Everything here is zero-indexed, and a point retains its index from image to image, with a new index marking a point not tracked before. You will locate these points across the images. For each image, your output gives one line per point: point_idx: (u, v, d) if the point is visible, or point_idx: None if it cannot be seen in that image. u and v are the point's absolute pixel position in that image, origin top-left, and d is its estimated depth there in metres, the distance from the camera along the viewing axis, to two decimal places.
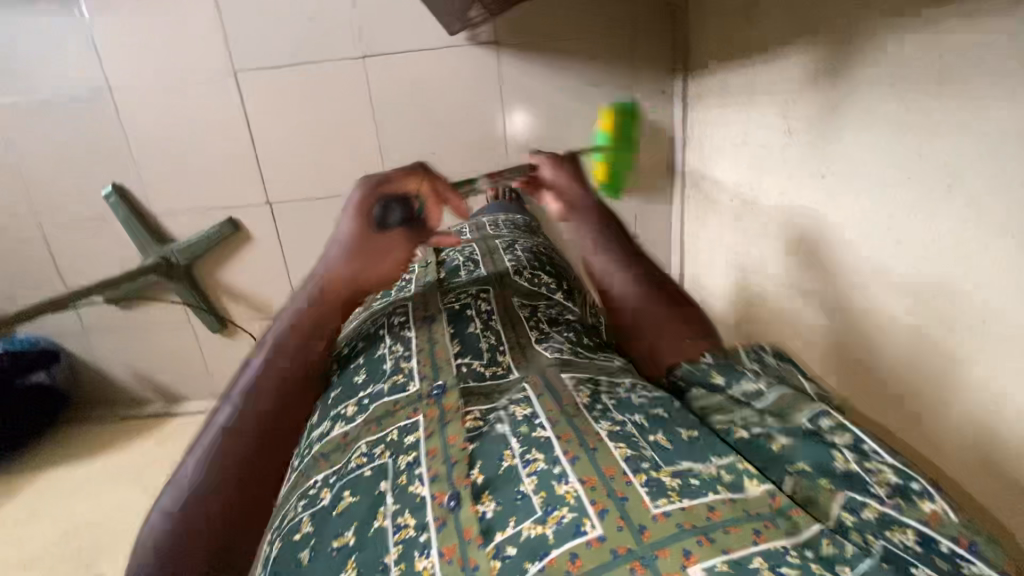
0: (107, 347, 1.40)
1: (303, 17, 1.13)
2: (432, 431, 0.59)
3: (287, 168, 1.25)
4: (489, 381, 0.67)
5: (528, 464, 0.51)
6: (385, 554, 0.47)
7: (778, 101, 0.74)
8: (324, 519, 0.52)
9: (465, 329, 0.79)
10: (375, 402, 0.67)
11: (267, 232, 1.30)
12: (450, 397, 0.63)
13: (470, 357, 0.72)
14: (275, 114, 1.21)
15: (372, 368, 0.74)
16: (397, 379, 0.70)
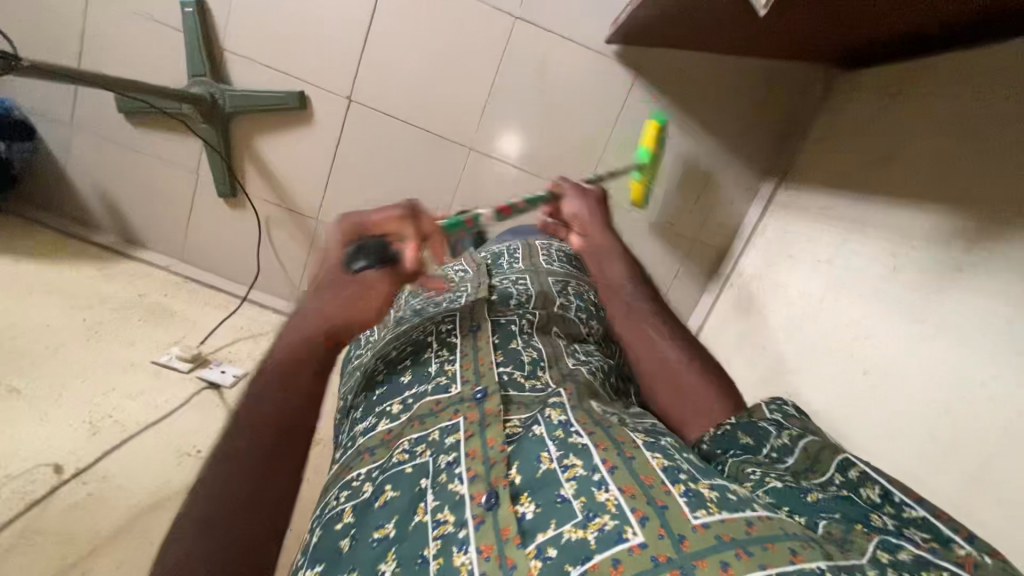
0: (91, 152, 1.22)
1: None
2: (471, 431, 0.56)
3: (385, 76, 1.18)
4: (530, 394, 0.66)
5: (566, 469, 0.51)
6: (424, 548, 0.46)
7: (893, 242, 0.83)
8: (366, 510, 0.50)
9: (508, 341, 0.75)
10: (416, 399, 0.63)
11: (330, 124, 1.21)
12: (491, 397, 0.60)
13: (511, 366, 0.70)
14: (402, 19, 1.15)
15: (416, 370, 0.69)
16: (438, 377, 0.66)
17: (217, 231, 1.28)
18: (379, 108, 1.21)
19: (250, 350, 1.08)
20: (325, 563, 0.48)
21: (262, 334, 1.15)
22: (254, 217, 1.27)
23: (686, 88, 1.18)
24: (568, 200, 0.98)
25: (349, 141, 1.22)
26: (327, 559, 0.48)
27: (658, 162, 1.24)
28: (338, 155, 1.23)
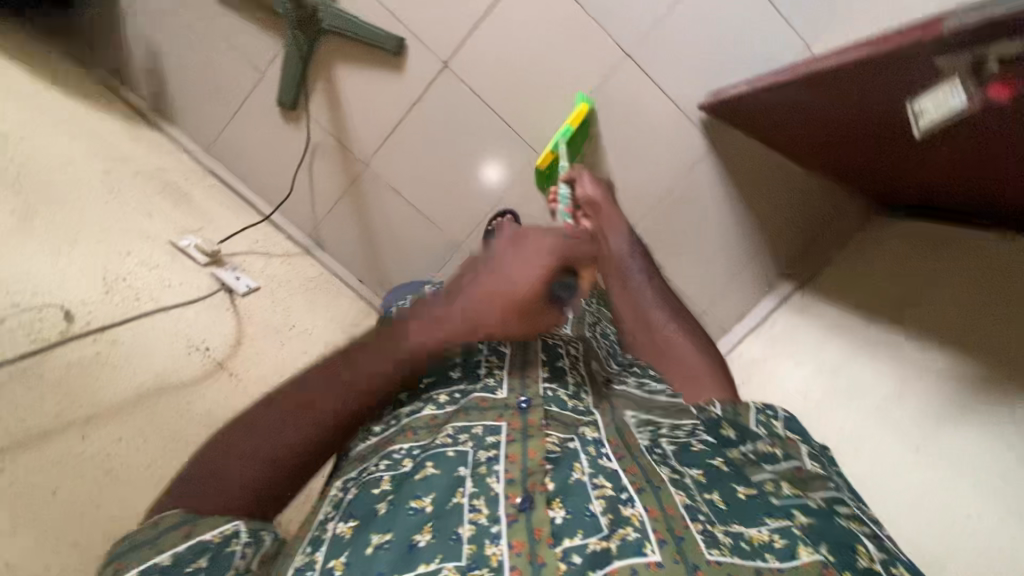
0: (163, 10, 1.15)
1: None
2: (511, 437, 0.55)
3: (488, 57, 1.19)
4: (570, 412, 0.60)
5: (597, 486, 0.50)
6: (460, 526, 0.47)
7: (901, 371, 0.92)
8: (404, 487, 0.51)
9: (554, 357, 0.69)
10: (464, 398, 0.62)
11: (417, 82, 1.20)
12: (535, 411, 0.58)
13: (557, 385, 0.64)
14: (525, 14, 1.16)
15: (466, 370, 0.65)
16: (487, 379, 0.64)
17: (263, 140, 1.23)
18: (471, 84, 1.20)
19: (261, 267, 1.03)
20: (355, 522, 0.49)
21: (275, 256, 1.10)
22: (306, 139, 1.23)
23: (747, 176, 1.27)
24: (579, 182, 0.97)
25: (429, 103, 1.21)
26: (357, 517, 0.49)
27: (698, 231, 1.31)
28: (413, 113, 1.21)
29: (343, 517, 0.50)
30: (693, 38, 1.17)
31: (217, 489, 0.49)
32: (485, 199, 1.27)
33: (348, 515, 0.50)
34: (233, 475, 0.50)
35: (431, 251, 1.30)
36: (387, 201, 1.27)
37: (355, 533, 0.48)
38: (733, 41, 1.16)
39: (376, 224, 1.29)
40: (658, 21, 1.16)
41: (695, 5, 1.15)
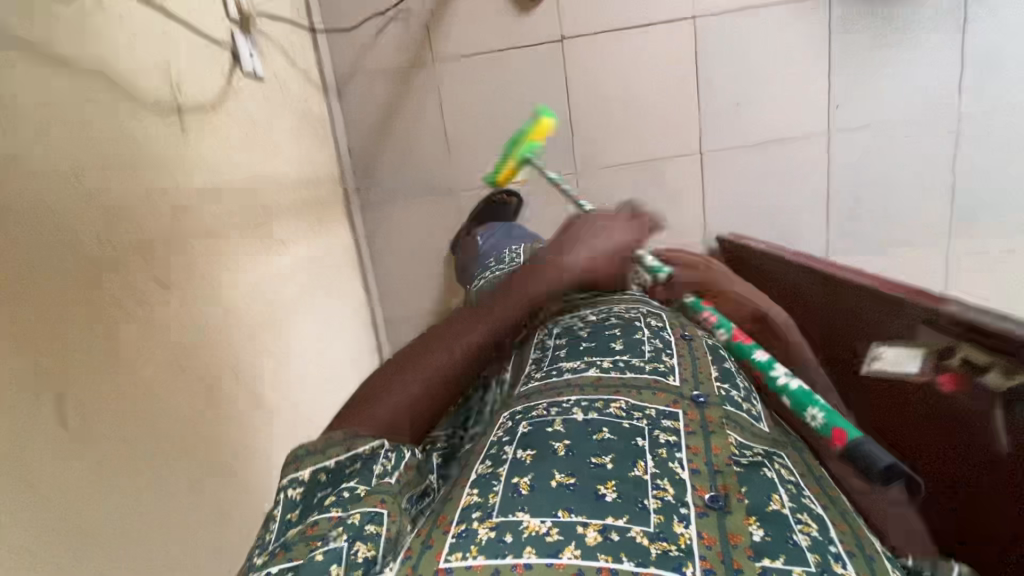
0: None
1: (734, 97, 1.21)
2: (693, 429, 0.53)
3: (596, 64, 1.20)
4: (744, 414, 0.58)
5: (799, 523, 0.44)
6: (643, 498, 0.44)
7: None
8: (585, 443, 0.49)
9: (631, 333, 0.68)
10: (633, 372, 0.60)
11: (528, 35, 1.18)
12: (713, 409, 0.56)
13: (732, 386, 0.61)
14: (649, 57, 1.19)
15: (629, 342, 0.66)
16: (658, 362, 0.63)
17: None
18: (567, 74, 1.20)
19: (274, 67, 0.95)
20: (534, 453, 0.49)
21: (294, 70, 1.03)
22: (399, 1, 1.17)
23: None
24: None
25: (523, 58, 1.19)
26: (536, 449, 0.49)
27: None
28: (504, 54, 1.19)
29: (522, 445, 0.50)
30: (755, 182, 1.24)
31: (362, 415, 0.50)
32: None
33: (525, 445, 0.50)
34: (382, 405, 0.51)
35: (428, 177, 1.24)
36: (425, 107, 1.22)
37: (534, 463, 0.47)
38: (781, 210, 1.25)
39: (400, 118, 1.23)
40: (740, 149, 1.23)
41: (772, 160, 1.23)
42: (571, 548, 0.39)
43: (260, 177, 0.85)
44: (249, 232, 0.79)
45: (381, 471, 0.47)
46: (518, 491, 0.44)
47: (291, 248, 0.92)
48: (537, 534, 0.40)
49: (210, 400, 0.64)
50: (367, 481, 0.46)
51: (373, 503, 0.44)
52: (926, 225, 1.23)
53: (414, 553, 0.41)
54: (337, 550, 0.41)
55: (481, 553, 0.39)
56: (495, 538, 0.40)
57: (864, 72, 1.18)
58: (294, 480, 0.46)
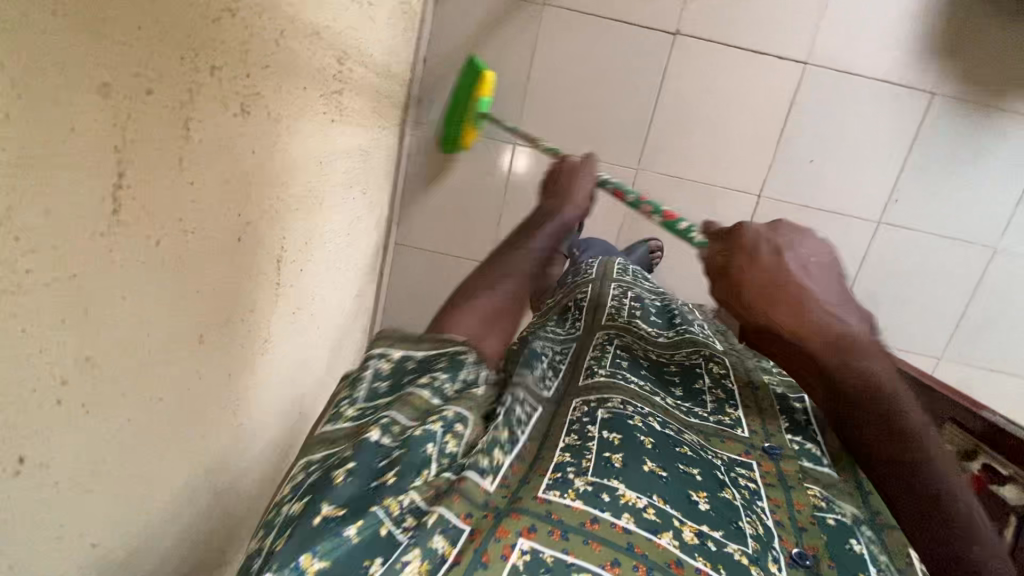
0: None
1: (807, 158, 1.21)
2: (775, 484, 0.58)
3: (696, 73, 1.17)
4: (823, 469, 0.61)
5: None
6: (738, 520, 0.51)
7: None
8: (670, 450, 0.56)
9: (693, 381, 0.75)
10: (698, 419, 0.67)
11: (648, 16, 1.14)
12: (788, 461, 0.61)
13: (801, 438, 0.66)
14: (747, 88, 1.17)
15: (687, 389, 0.74)
16: (721, 415, 0.69)
17: None
18: (665, 70, 1.17)
19: None
20: (622, 437, 0.55)
21: None
22: None
23: None
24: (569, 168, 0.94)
25: (630, 40, 1.15)
26: (620, 431, 0.56)
27: None
28: (613, 28, 1.14)
29: (603, 427, 0.56)
30: None
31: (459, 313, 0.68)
32: (570, 144, 1.21)
33: (609, 428, 0.56)
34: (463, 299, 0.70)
35: (492, 119, 1.20)
36: (519, 47, 1.16)
37: (623, 445, 0.54)
38: None
39: (489, 47, 1.16)
40: (795, 208, 1.24)
41: (819, 228, 1.25)
42: (669, 534, 0.46)
43: (354, 43, 0.77)
44: (327, 95, 0.72)
45: (465, 374, 0.61)
46: (611, 464, 0.52)
47: (354, 131, 0.85)
48: (633, 504, 0.48)
49: (248, 265, 0.60)
50: (450, 378, 0.59)
51: (462, 407, 0.56)
52: (921, 338, 1.30)
53: (514, 481, 0.51)
54: (433, 433, 0.52)
55: (577, 498, 0.47)
56: (592, 491, 0.48)
57: (932, 180, 1.21)
58: (383, 354, 0.64)
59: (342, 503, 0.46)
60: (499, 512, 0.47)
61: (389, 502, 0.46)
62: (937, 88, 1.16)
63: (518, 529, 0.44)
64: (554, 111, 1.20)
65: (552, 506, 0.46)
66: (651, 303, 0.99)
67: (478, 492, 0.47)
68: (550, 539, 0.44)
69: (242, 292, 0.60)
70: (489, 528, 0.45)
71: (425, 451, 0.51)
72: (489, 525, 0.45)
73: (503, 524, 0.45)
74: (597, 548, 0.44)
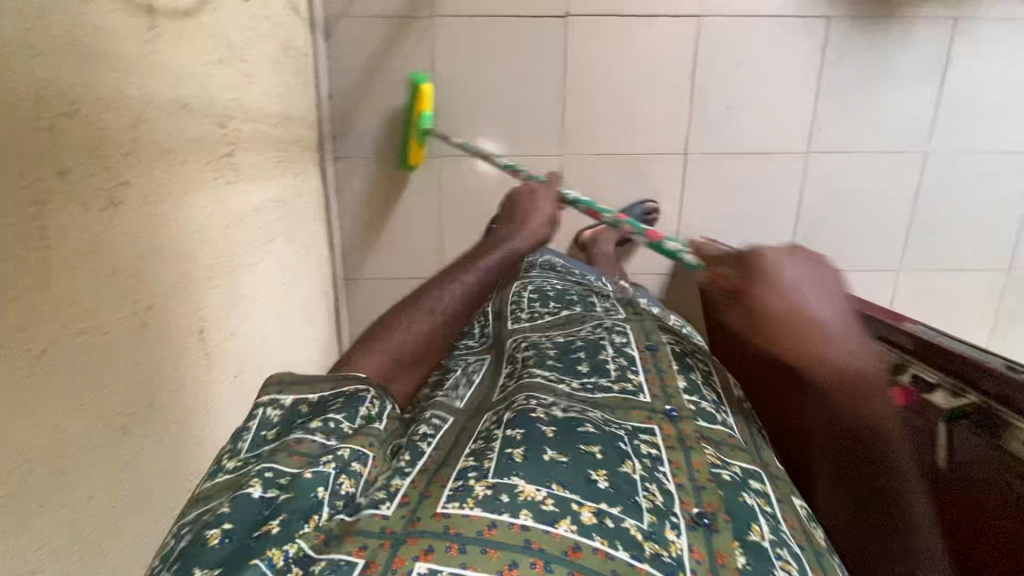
0: None
1: (723, 107, 1.22)
2: (673, 445, 0.75)
3: (597, 49, 1.18)
4: (711, 427, 0.82)
5: (775, 554, 0.64)
6: (631, 492, 0.62)
7: None
8: (568, 440, 0.67)
9: (597, 353, 0.93)
10: (601, 393, 0.84)
11: (535, 5, 1.14)
12: (683, 421, 0.80)
13: (695, 397, 0.86)
14: (650, 52, 1.18)
15: (596, 364, 0.90)
16: (626, 381, 0.87)
17: None
18: (566, 52, 1.17)
19: None
20: (525, 433, 0.66)
21: None
22: None
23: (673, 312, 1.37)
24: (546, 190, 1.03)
25: (526, 31, 1.15)
26: (525, 429, 0.67)
27: None
28: (507, 23, 1.15)
29: (511, 426, 0.68)
30: (733, 191, 1.28)
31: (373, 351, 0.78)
32: (491, 145, 1.22)
33: (516, 426, 0.68)
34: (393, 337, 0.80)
35: (411, 138, 1.21)
36: (418, 64, 1.17)
37: (525, 439, 0.65)
38: (751, 221, 1.30)
39: (388, 71, 1.17)
40: (724, 157, 1.26)
41: (753, 172, 1.27)
42: (565, 521, 0.55)
43: (236, 105, 0.78)
44: (218, 160, 0.73)
45: (363, 412, 0.69)
46: (513, 459, 0.62)
47: (263, 186, 0.86)
48: (533, 497, 0.57)
49: (164, 348, 0.62)
50: (349, 419, 0.68)
51: (360, 448, 0.64)
52: (876, 255, 1.35)
53: (412, 501, 0.59)
54: (325, 475, 0.59)
55: (476, 506, 0.56)
56: (492, 495, 0.57)
57: (850, 100, 1.22)
58: (274, 404, 0.69)
59: (220, 559, 0.51)
60: (399, 538, 0.53)
61: (274, 554, 0.51)
62: (832, 12, 1.17)
63: (415, 554, 0.51)
64: (469, 116, 1.21)
65: (450, 519, 0.54)
66: (556, 285, 1.15)
67: (372, 521, 0.56)
68: (449, 555, 0.51)
69: (164, 374, 0.62)
70: (387, 561, 0.51)
71: (316, 495, 0.57)
72: (387, 555, 0.51)
73: (399, 554, 0.51)
74: (494, 555, 0.51)
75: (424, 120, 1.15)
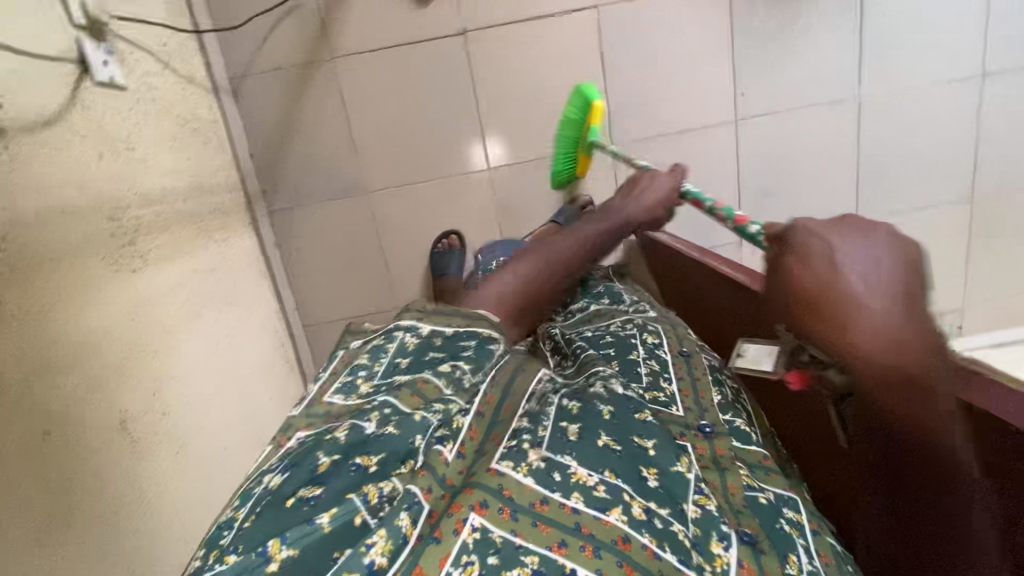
0: None
1: (641, 91, 1.21)
2: (707, 465, 0.57)
3: (501, 57, 1.17)
4: (752, 448, 0.63)
5: None
6: (684, 498, 0.49)
7: None
8: (628, 419, 0.53)
9: (630, 352, 0.75)
10: (635, 399, 0.64)
11: (431, 28, 1.14)
12: (720, 440, 0.62)
13: (734, 415, 0.67)
14: (556, 50, 1.17)
15: (626, 365, 0.72)
16: (658, 391, 0.67)
17: None
18: (472, 66, 1.17)
19: (143, 70, 0.88)
20: (579, 406, 0.54)
21: (172, 72, 0.96)
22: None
23: None
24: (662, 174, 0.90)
25: (426, 52, 1.15)
26: (582, 404, 0.55)
27: None
28: (408, 48, 1.15)
29: (566, 398, 0.56)
30: None
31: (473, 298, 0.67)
32: (417, 171, 1.23)
33: (572, 399, 0.56)
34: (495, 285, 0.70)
35: (336, 178, 1.21)
36: (330, 106, 1.17)
37: (582, 415, 0.53)
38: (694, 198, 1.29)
39: (302, 119, 1.17)
40: (651, 140, 1.25)
41: (683, 151, 1.26)
42: (618, 510, 0.44)
43: (130, 191, 0.80)
44: (117, 250, 0.75)
45: (491, 362, 0.57)
46: (566, 436, 0.50)
47: (176, 262, 0.87)
48: (584, 483, 0.45)
49: (70, 457, 0.63)
50: (472, 372, 0.55)
51: (467, 404, 0.52)
52: (833, 206, 1.32)
53: (467, 453, 0.48)
54: (429, 422, 0.48)
55: (529, 476, 0.45)
56: (544, 469, 0.46)
57: (768, 57, 1.21)
58: (415, 331, 0.60)
59: (322, 484, 0.43)
60: (455, 490, 0.45)
61: (368, 490, 0.43)
62: None
63: (471, 503, 0.42)
64: (389, 147, 1.21)
65: (506, 479, 0.45)
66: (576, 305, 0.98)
67: (439, 464, 0.46)
68: (500, 518, 0.42)
69: (78, 481, 0.64)
70: (445, 508, 0.43)
71: (413, 442, 0.47)
72: (444, 504, 0.43)
73: (456, 501, 0.43)
74: (545, 529, 0.41)
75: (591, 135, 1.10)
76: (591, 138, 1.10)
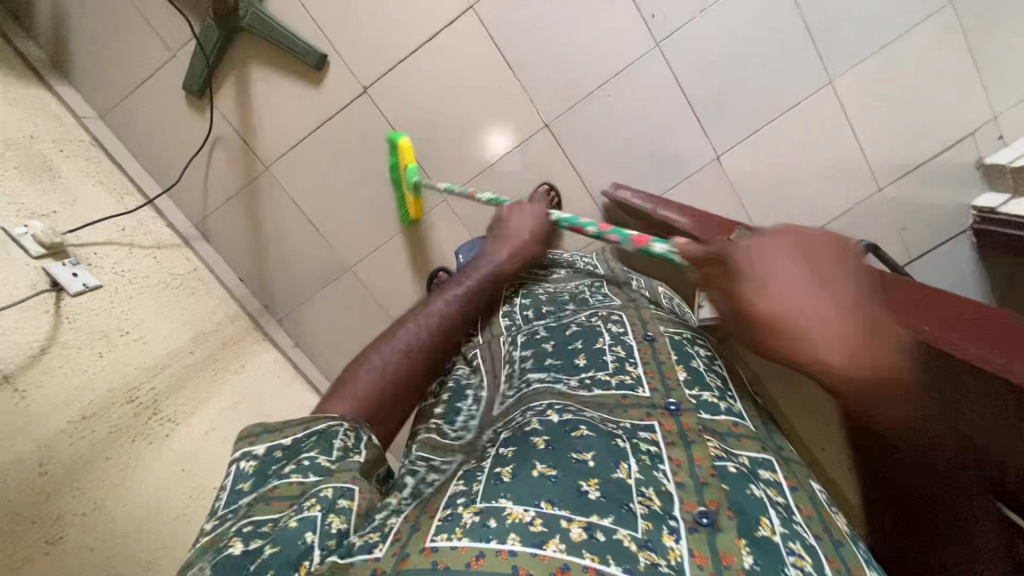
0: None
1: (553, 60, 1.19)
2: (672, 442, 0.55)
3: (409, 96, 1.18)
4: (725, 415, 0.60)
5: (793, 555, 0.45)
6: (631, 501, 0.45)
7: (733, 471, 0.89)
8: (564, 440, 0.50)
9: (592, 342, 0.71)
10: (598, 389, 0.62)
11: (336, 101, 1.18)
12: (687, 413, 0.58)
13: (701, 384, 0.64)
14: (454, 63, 1.17)
15: (590, 356, 0.69)
16: (623, 375, 0.64)
17: (164, 122, 1.18)
18: (387, 115, 1.19)
19: (113, 262, 0.99)
20: (514, 449, 0.51)
21: (139, 249, 1.07)
22: (209, 129, 1.19)
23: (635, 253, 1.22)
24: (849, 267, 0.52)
25: (342, 123, 1.19)
26: (517, 445, 0.51)
27: None
28: (324, 128, 1.19)
29: (502, 445, 0.53)
30: (610, 124, 1.23)
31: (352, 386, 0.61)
32: (384, 231, 1.26)
33: (508, 444, 0.52)
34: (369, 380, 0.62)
35: (320, 268, 1.28)
36: (285, 209, 1.24)
37: (516, 455, 0.49)
38: (650, 133, 1.24)
39: (267, 232, 1.25)
40: (585, 102, 1.22)
41: (621, 97, 1.22)
42: (556, 539, 0.40)
43: (139, 369, 0.90)
44: (143, 424, 0.85)
45: (341, 444, 0.51)
46: (501, 479, 0.46)
47: (204, 408, 0.97)
48: (521, 520, 0.42)
49: None
50: (327, 453, 0.50)
51: (344, 481, 0.47)
52: (797, 74, 1.21)
53: (402, 536, 0.43)
54: (309, 518, 0.43)
55: (466, 534, 0.41)
56: (480, 520, 0.42)
57: None
58: (247, 453, 0.51)
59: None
60: (386, 574, 0.39)
61: None
62: None
63: None
64: (351, 222, 1.25)
65: (439, 552, 0.40)
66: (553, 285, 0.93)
67: (364, 564, 0.41)
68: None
69: None
70: None
71: (304, 541, 0.42)
72: None
73: None
74: None
75: (409, 176, 1.16)
76: (410, 179, 1.16)
